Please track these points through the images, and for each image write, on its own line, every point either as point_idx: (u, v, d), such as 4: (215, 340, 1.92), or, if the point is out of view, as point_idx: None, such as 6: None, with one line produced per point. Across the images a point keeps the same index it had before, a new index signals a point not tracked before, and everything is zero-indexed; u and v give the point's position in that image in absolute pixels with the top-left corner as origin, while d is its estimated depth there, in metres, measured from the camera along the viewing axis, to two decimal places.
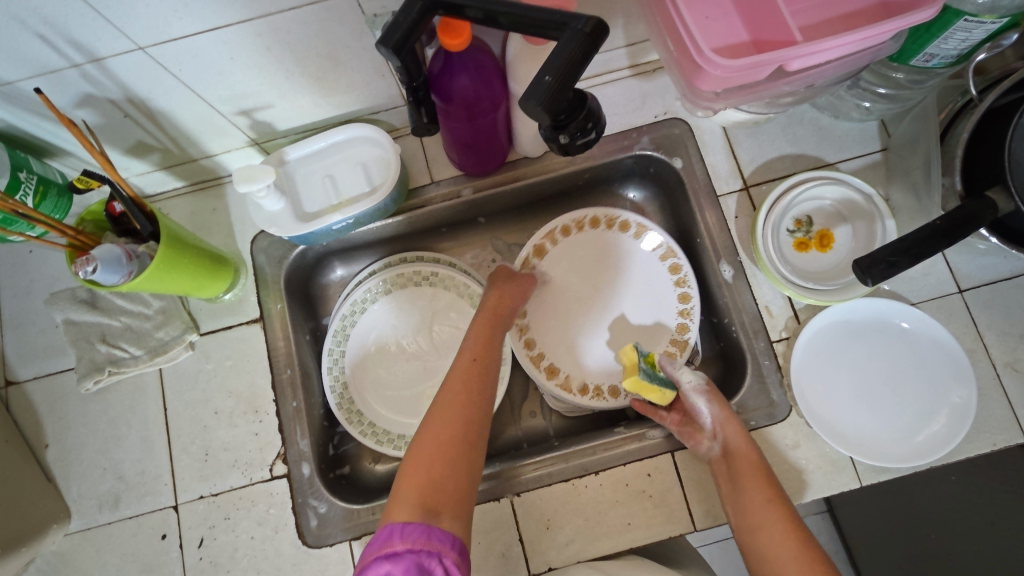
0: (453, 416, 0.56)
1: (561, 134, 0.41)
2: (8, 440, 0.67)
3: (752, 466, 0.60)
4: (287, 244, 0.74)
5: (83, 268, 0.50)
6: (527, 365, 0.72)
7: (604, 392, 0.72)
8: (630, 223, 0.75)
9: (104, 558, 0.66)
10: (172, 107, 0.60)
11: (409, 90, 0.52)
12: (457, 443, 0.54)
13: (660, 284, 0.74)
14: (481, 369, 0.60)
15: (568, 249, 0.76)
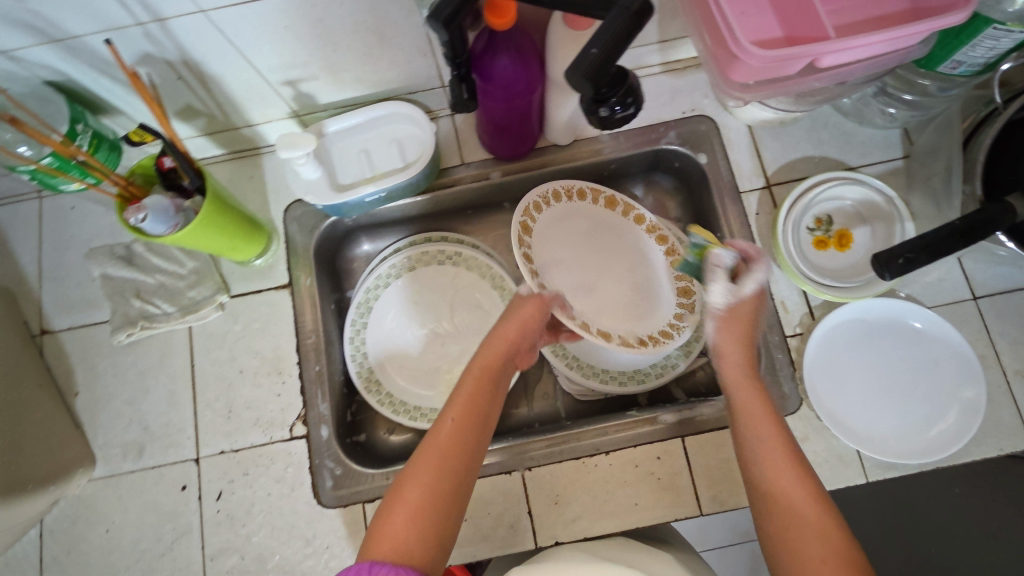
0: (440, 457, 0.52)
1: (601, 108, 0.42)
2: (41, 384, 0.70)
3: (766, 416, 0.53)
4: (318, 214, 0.76)
5: (134, 215, 0.54)
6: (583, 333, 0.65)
7: (660, 337, 0.72)
8: (579, 189, 0.76)
9: (125, 504, 0.68)
10: (224, 73, 0.62)
11: (453, 65, 0.55)
12: (442, 500, 0.50)
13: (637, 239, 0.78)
14: (480, 414, 0.56)
15: (539, 236, 0.71)
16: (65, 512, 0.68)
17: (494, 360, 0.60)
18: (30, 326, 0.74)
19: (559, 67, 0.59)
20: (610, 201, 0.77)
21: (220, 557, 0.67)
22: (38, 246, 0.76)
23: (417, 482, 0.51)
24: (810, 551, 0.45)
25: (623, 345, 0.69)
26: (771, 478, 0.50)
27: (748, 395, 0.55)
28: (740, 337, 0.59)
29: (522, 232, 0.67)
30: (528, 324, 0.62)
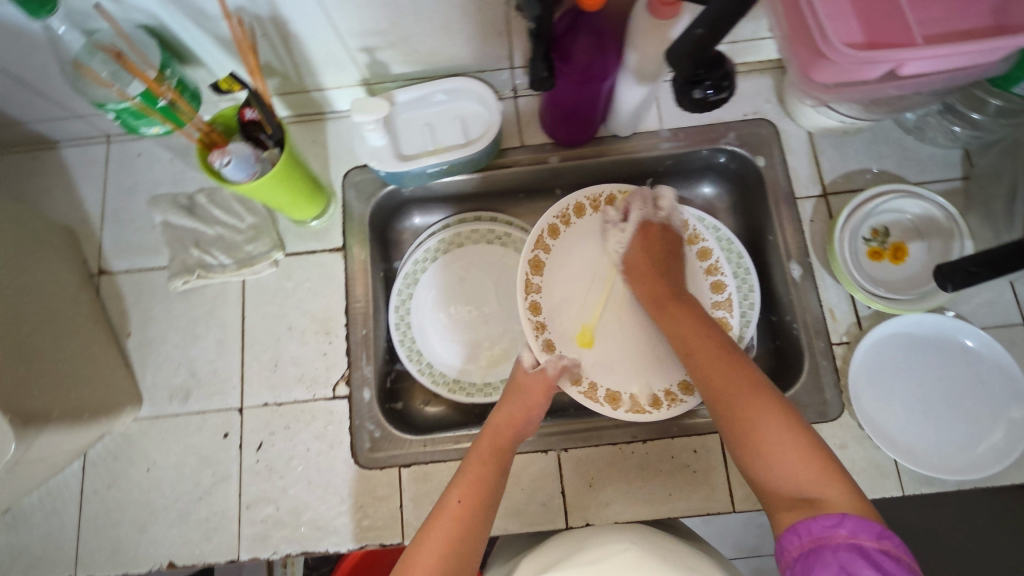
0: (475, 486, 0.59)
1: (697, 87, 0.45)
2: (97, 321, 0.72)
3: (712, 354, 0.60)
4: (377, 183, 0.78)
5: (218, 159, 0.56)
6: (587, 403, 0.68)
7: (678, 393, 0.69)
8: (605, 196, 0.75)
9: (167, 446, 0.70)
10: (306, 34, 0.64)
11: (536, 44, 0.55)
12: (479, 529, 0.57)
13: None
14: (483, 498, 0.58)
15: (559, 258, 0.73)
16: (109, 447, 0.70)
17: (516, 425, 0.63)
18: (89, 265, 0.76)
19: (638, 56, 0.60)
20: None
21: (256, 506, 0.68)
22: (103, 189, 0.78)
23: (454, 502, 0.57)
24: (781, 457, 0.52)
25: (635, 411, 0.68)
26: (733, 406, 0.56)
27: (696, 335, 0.62)
28: (651, 284, 0.69)
29: (530, 271, 0.71)
30: (545, 397, 0.66)
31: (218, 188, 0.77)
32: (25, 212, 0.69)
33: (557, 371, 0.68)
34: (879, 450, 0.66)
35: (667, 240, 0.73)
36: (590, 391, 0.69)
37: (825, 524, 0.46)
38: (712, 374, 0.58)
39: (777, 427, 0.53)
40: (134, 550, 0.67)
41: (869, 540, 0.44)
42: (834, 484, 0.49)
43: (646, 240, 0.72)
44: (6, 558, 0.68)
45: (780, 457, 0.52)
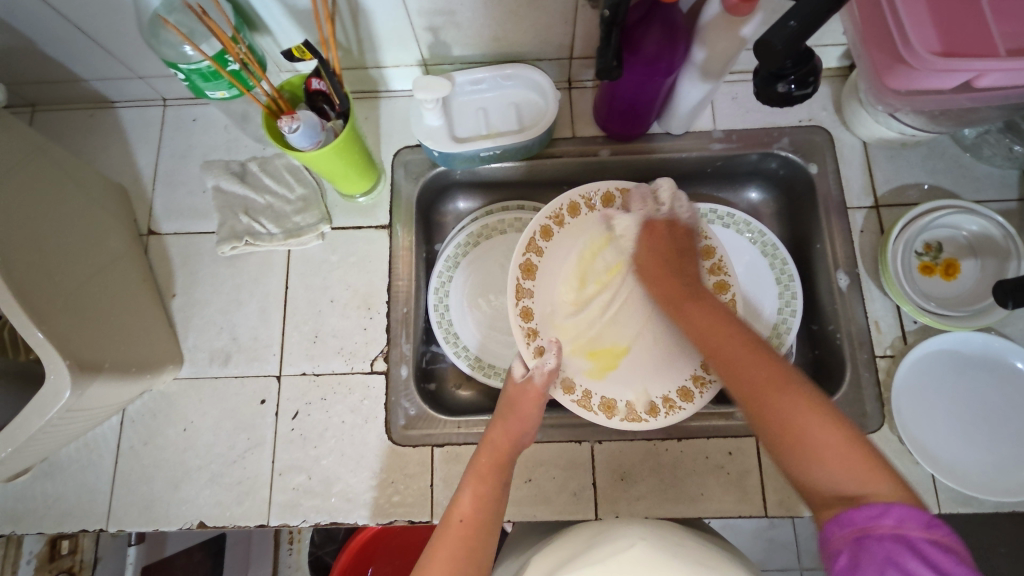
0: (477, 503, 0.58)
1: (781, 82, 0.46)
2: (145, 280, 0.72)
3: (740, 351, 0.54)
4: (426, 163, 0.78)
5: (287, 124, 0.57)
6: (581, 412, 0.64)
7: (676, 400, 0.66)
8: (603, 194, 0.70)
9: (205, 408, 0.71)
10: (375, 9, 0.64)
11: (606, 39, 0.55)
12: (486, 545, 0.56)
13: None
14: (484, 518, 0.57)
15: (550, 262, 0.68)
16: (148, 405, 0.71)
17: (511, 436, 0.62)
18: (139, 224, 0.77)
19: (706, 52, 0.59)
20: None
21: (288, 473, 0.68)
22: (157, 150, 0.79)
23: (457, 522, 0.56)
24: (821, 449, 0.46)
25: (629, 419, 0.65)
26: (767, 402, 0.50)
27: (720, 332, 0.56)
28: (665, 285, 0.63)
29: (521, 275, 0.66)
30: (539, 404, 0.63)
31: (270, 158, 0.78)
32: (82, 166, 0.69)
33: (545, 379, 0.62)
34: (918, 465, 0.65)
35: (672, 241, 0.66)
36: (584, 400, 0.65)
37: (868, 514, 0.42)
38: (743, 368, 0.53)
39: (802, 409, 0.48)
40: (166, 508, 0.68)
41: (916, 530, 0.40)
42: (879, 474, 0.44)
43: (648, 241, 0.66)
44: (40, 507, 0.69)
45: (823, 446, 0.46)
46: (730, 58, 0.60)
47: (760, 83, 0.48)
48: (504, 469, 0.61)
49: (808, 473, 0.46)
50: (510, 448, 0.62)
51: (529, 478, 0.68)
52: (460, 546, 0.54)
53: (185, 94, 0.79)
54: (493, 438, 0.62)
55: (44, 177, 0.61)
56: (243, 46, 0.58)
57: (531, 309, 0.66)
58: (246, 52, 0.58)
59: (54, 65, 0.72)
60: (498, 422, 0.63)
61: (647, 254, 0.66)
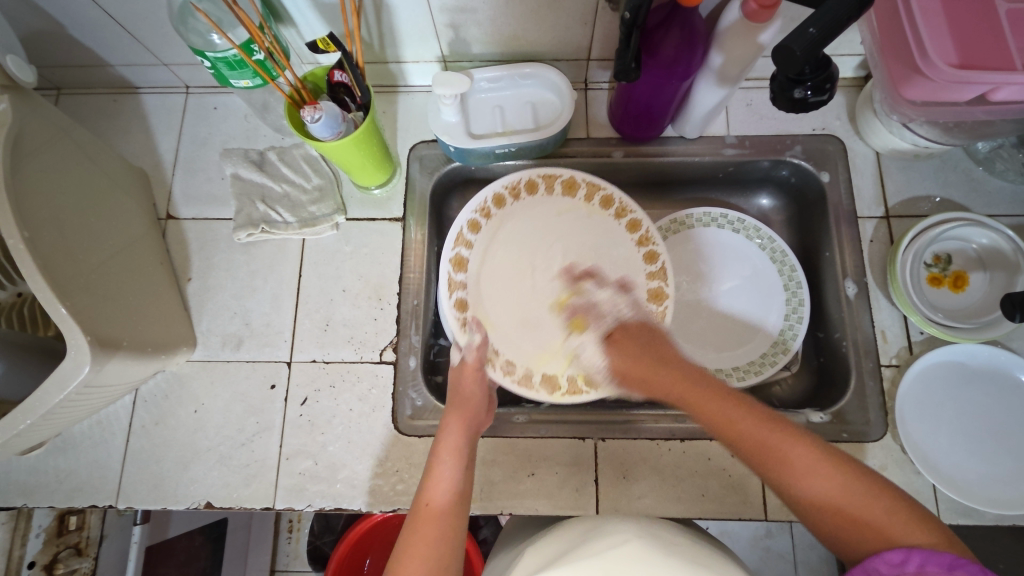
0: (444, 480, 0.57)
1: (798, 87, 0.46)
2: (162, 262, 0.74)
3: (740, 412, 0.54)
4: (441, 159, 0.79)
5: (310, 114, 0.58)
6: (522, 391, 0.69)
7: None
8: (527, 182, 0.75)
9: (217, 390, 0.72)
10: (397, 5, 0.65)
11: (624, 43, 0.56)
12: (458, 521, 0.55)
13: (607, 226, 0.76)
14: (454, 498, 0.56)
15: (483, 253, 0.74)
16: (161, 385, 0.72)
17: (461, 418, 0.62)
18: (157, 208, 0.78)
19: (724, 56, 0.60)
20: (570, 183, 0.76)
21: (295, 458, 0.69)
22: (178, 137, 0.81)
23: (425, 505, 0.55)
24: (846, 507, 0.46)
25: (571, 393, 0.69)
26: (734, 431, 0.53)
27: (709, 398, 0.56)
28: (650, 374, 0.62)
29: (453, 270, 0.72)
30: (478, 379, 0.66)
31: (289, 148, 0.79)
32: (105, 149, 0.71)
33: (475, 355, 0.68)
34: (920, 476, 0.65)
35: (640, 336, 0.66)
36: (525, 378, 0.70)
37: (891, 561, 0.41)
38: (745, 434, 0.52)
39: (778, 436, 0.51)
40: (174, 487, 0.69)
41: (939, 572, 0.39)
42: (872, 497, 0.46)
43: (620, 345, 0.66)
44: (52, 481, 0.70)
45: (780, 460, 0.50)
46: (747, 62, 0.61)
47: (777, 88, 0.49)
48: (466, 449, 0.60)
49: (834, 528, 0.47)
50: (468, 429, 0.62)
51: (532, 472, 0.68)
52: (434, 523, 0.53)
53: (207, 83, 0.81)
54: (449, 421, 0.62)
55: (69, 158, 0.63)
56: (268, 35, 0.59)
57: (465, 301, 0.72)
58: (272, 42, 0.60)
59: (83, 50, 0.74)
60: (451, 407, 0.63)
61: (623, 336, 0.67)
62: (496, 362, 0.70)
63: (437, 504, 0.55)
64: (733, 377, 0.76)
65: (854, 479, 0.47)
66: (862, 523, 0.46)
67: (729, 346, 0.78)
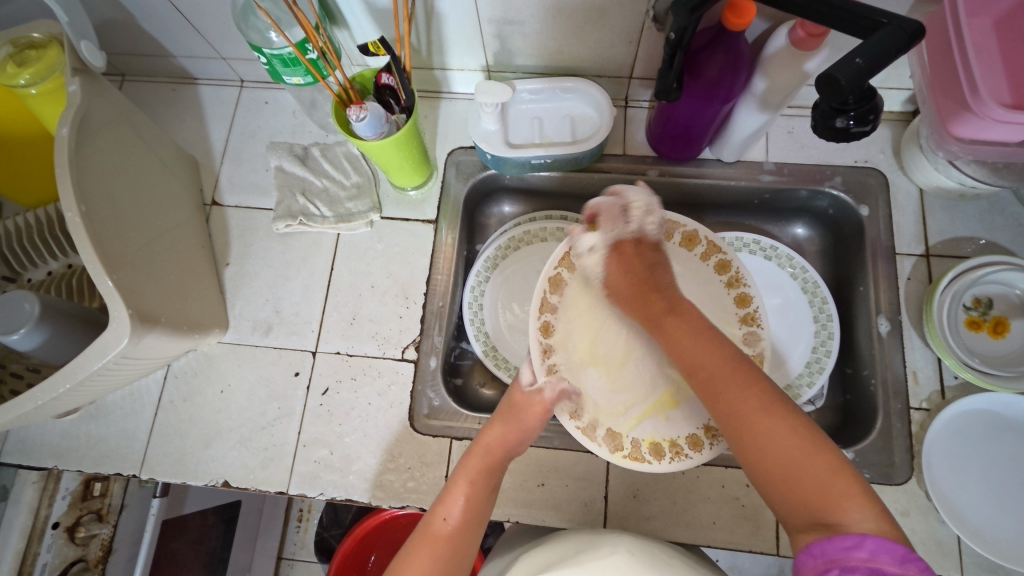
0: (466, 502, 0.58)
1: (841, 116, 0.46)
2: (203, 246, 0.77)
3: (707, 350, 0.54)
4: (477, 165, 0.81)
5: (355, 113, 0.60)
6: (583, 440, 0.62)
7: (683, 446, 0.63)
8: None
9: (244, 373, 0.74)
10: (448, 14, 0.67)
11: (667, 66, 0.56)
12: (466, 550, 0.57)
13: (711, 284, 0.71)
14: (470, 520, 0.58)
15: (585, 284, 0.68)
16: (191, 364, 0.75)
17: (506, 444, 0.61)
18: (204, 194, 0.82)
19: (767, 82, 0.60)
20: (692, 237, 0.71)
21: (311, 446, 0.71)
22: (229, 127, 0.84)
23: (440, 521, 0.57)
24: (784, 452, 0.47)
25: (632, 458, 0.63)
26: (730, 406, 0.51)
27: (680, 331, 0.56)
28: (636, 298, 0.61)
29: (547, 290, 0.66)
30: (541, 418, 0.63)
31: (332, 145, 0.82)
32: (161, 134, 0.74)
33: (554, 396, 0.63)
34: (944, 526, 0.63)
35: (645, 258, 0.63)
36: (590, 427, 0.64)
37: (840, 546, 0.41)
38: (702, 369, 0.53)
39: (779, 427, 0.48)
40: (195, 462, 0.71)
41: (890, 565, 0.39)
42: (859, 503, 0.44)
43: (621, 260, 0.63)
44: (82, 446, 0.73)
45: (781, 455, 0.47)
46: (791, 90, 0.60)
47: (818, 116, 0.48)
48: (492, 474, 0.61)
49: (768, 473, 0.48)
50: (500, 454, 0.61)
51: (542, 482, 0.68)
52: (443, 545, 0.56)
53: (261, 78, 0.84)
54: (482, 441, 0.62)
55: (128, 141, 0.66)
56: (323, 36, 0.62)
57: (553, 326, 0.66)
58: (325, 42, 0.62)
59: (150, 40, 0.78)
60: (490, 427, 0.62)
61: (627, 248, 0.64)
62: (563, 405, 0.64)
63: (451, 526, 0.57)
64: None
65: (803, 430, 0.48)
66: (793, 466, 0.47)
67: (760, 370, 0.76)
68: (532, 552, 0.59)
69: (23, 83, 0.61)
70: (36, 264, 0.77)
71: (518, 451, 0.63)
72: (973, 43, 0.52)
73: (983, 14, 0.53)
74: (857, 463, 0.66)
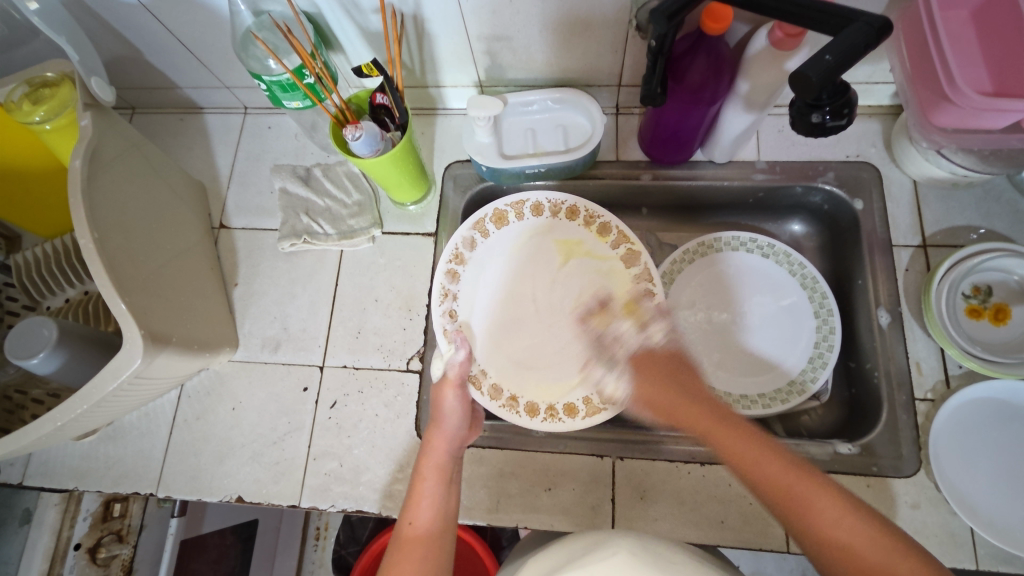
0: (432, 504, 0.57)
1: (816, 112, 0.47)
2: (212, 269, 0.79)
3: (737, 436, 0.54)
4: (474, 178, 0.83)
5: (351, 132, 0.63)
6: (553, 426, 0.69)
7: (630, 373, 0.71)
8: (531, 205, 0.78)
9: (254, 390, 0.76)
10: (439, 33, 0.70)
11: (649, 74, 0.58)
12: (442, 543, 0.54)
13: (586, 237, 0.78)
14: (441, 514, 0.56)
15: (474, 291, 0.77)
16: (204, 383, 0.77)
17: (447, 438, 0.63)
18: (212, 218, 0.85)
19: (750, 83, 0.61)
20: (571, 211, 0.78)
21: (322, 459, 0.72)
22: (234, 152, 0.88)
23: (408, 524, 0.55)
24: (781, 481, 0.49)
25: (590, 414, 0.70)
26: (771, 485, 0.50)
27: (714, 422, 0.56)
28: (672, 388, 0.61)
29: (447, 321, 0.74)
30: (457, 394, 0.66)
31: (333, 165, 0.84)
32: (170, 163, 0.78)
33: (457, 371, 0.67)
34: (956, 517, 0.62)
35: (664, 361, 0.65)
36: (552, 414, 0.71)
37: None
38: (737, 454, 0.53)
39: (820, 497, 0.47)
40: (209, 479, 0.73)
41: None
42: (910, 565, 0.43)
43: (643, 368, 0.65)
44: (101, 467, 0.75)
45: (834, 532, 0.46)
46: (775, 90, 0.61)
47: (795, 113, 0.49)
48: (447, 471, 0.61)
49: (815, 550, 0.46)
50: (447, 451, 0.62)
51: (549, 487, 0.69)
52: (418, 542, 0.53)
53: (263, 104, 0.87)
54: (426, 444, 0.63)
55: (140, 171, 0.70)
56: (319, 62, 0.64)
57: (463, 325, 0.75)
58: (321, 67, 0.64)
59: (156, 73, 0.81)
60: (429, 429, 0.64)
61: (642, 358, 0.66)
62: (482, 384, 0.72)
63: (420, 525, 0.55)
64: (759, 406, 0.75)
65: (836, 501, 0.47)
66: (841, 542, 0.45)
67: (760, 369, 0.77)
68: (539, 556, 0.59)
69: (38, 120, 0.64)
70: (55, 292, 0.80)
71: (462, 450, 0.65)
72: (947, 36, 0.53)
73: (959, 7, 0.54)
74: (864, 456, 0.65)
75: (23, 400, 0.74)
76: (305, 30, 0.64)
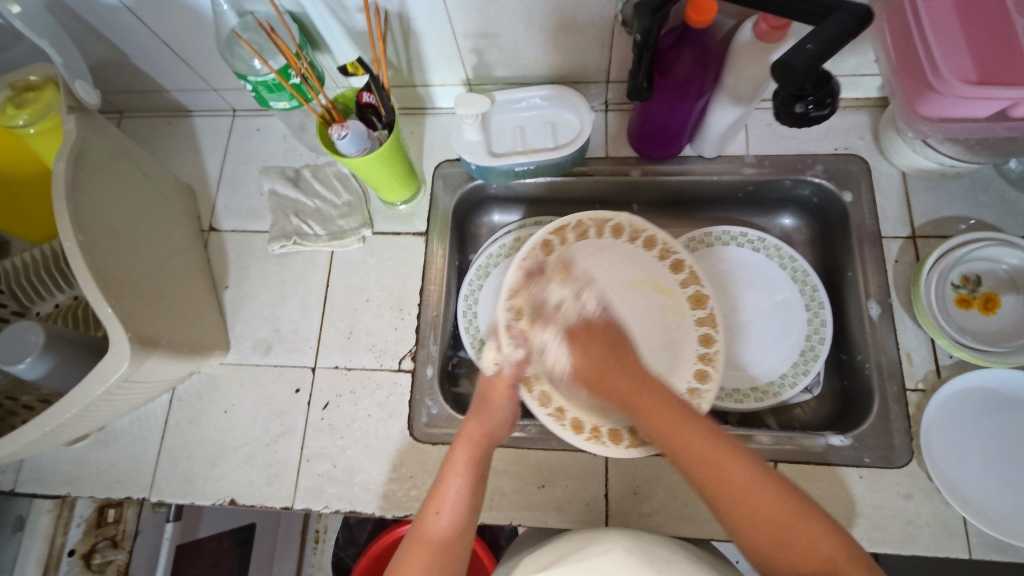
0: (457, 499, 0.59)
1: (799, 102, 0.47)
2: (201, 270, 0.79)
3: (685, 426, 0.56)
4: (464, 177, 0.83)
5: (337, 131, 0.63)
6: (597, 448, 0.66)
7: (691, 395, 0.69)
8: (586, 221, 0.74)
9: (246, 393, 0.76)
10: (425, 32, 0.70)
11: (636, 67, 0.58)
12: (461, 544, 0.58)
13: (645, 260, 0.75)
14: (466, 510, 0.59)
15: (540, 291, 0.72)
16: (195, 386, 0.77)
17: (485, 431, 0.63)
18: (201, 221, 0.84)
19: (736, 77, 0.61)
20: (619, 228, 0.75)
21: (315, 460, 0.72)
22: (223, 154, 0.87)
23: (433, 515, 0.58)
24: (737, 481, 0.52)
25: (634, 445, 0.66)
26: (721, 477, 0.52)
27: (660, 406, 0.58)
28: (603, 373, 0.63)
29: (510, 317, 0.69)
30: (508, 395, 0.66)
31: (322, 166, 0.84)
32: (161, 167, 0.78)
33: (511, 371, 0.67)
34: (949, 506, 0.62)
35: (601, 338, 0.66)
36: (594, 435, 0.67)
37: None
38: (688, 447, 0.55)
39: (767, 495, 0.51)
40: (202, 482, 0.73)
41: None
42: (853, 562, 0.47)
43: (581, 342, 0.66)
44: (93, 472, 0.75)
45: (783, 531, 0.49)
46: (759, 83, 0.61)
47: (778, 104, 0.50)
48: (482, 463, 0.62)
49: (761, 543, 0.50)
50: (484, 446, 0.63)
51: (543, 484, 0.69)
52: (437, 539, 0.57)
53: (251, 106, 0.87)
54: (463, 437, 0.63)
55: (130, 174, 0.70)
56: (304, 62, 0.64)
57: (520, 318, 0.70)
58: (307, 67, 0.64)
59: (142, 76, 0.81)
60: (470, 420, 0.63)
61: (580, 332, 0.67)
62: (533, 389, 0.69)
63: (444, 520, 0.58)
64: (752, 400, 0.75)
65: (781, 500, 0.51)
66: (789, 539, 0.49)
67: (753, 363, 0.77)
68: (533, 554, 0.59)
69: (22, 124, 0.64)
70: (44, 297, 0.80)
71: (497, 440, 0.65)
72: (931, 25, 0.53)
73: None
74: (856, 448, 0.65)
75: (13, 406, 0.74)
76: (290, 30, 0.64)
